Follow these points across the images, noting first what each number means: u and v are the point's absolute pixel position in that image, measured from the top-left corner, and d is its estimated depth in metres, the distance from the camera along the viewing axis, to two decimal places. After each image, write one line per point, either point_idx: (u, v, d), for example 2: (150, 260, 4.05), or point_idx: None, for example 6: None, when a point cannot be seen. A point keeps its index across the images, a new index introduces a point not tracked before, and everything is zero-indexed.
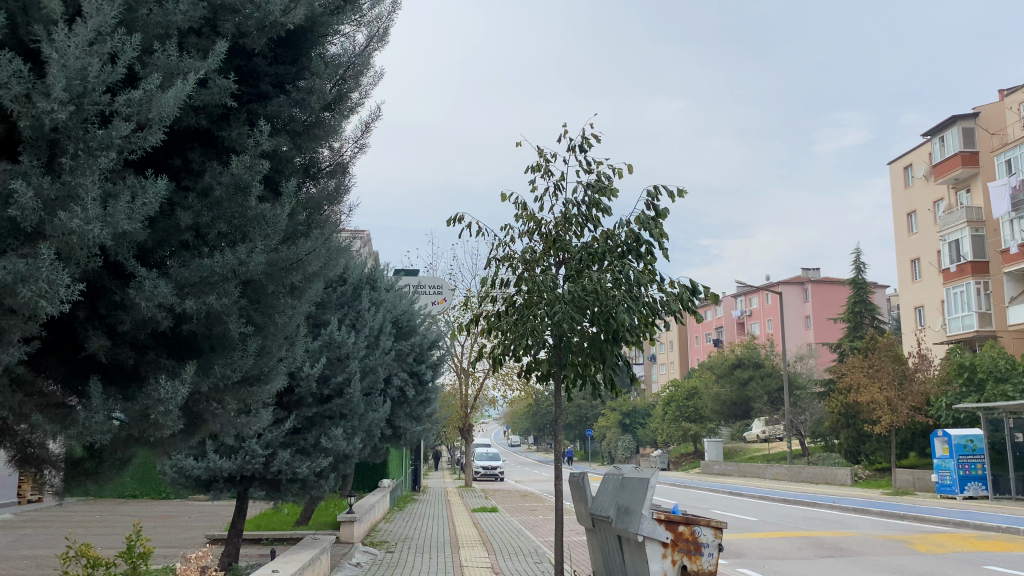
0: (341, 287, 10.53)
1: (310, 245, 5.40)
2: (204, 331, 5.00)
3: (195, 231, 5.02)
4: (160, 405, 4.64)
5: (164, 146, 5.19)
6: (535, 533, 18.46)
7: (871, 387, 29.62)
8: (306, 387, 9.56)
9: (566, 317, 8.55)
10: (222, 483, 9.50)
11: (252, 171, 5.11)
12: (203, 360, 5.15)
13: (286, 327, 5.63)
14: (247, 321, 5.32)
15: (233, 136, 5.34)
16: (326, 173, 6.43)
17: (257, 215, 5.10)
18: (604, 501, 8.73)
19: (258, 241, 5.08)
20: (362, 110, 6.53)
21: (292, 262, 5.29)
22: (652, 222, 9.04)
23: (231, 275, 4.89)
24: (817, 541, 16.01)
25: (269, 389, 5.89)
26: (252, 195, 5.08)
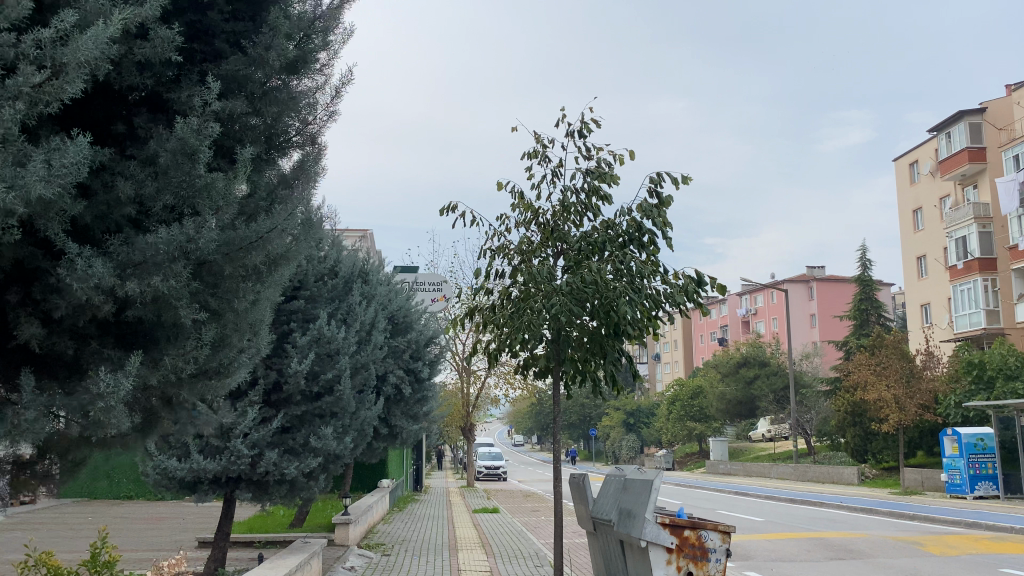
0: (331, 279, 10.04)
1: (271, 221, 4.99)
2: (153, 317, 4.64)
3: (139, 206, 4.68)
4: (101, 401, 4.31)
5: (104, 111, 4.88)
6: (536, 534, 18.05)
7: (879, 384, 29.16)
8: (293, 384, 9.12)
9: (565, 310, 8.17)
10: (207, 486, 9.10)
11: (200, 135, 4.74)
12: (154, 351, 4.82)
13: (245, 314, 5.32)
14: (202, 307, 4.96)
15: (182, 98, 4.95)
16: (295, 144, 5.88)
17: (206, 184, 4.71)
18: (605, 504, 8.32)
19: (206, 214, 4.69)
20: (343, 79, 6.06)
21: (253, 240, 4.91)
22: (655, 210, 8.63)
23: (179, 255, 4.53)
24: (826, 543, 15.56)
25: (230, 381, 5.59)
26: (199, 163, 4.69)
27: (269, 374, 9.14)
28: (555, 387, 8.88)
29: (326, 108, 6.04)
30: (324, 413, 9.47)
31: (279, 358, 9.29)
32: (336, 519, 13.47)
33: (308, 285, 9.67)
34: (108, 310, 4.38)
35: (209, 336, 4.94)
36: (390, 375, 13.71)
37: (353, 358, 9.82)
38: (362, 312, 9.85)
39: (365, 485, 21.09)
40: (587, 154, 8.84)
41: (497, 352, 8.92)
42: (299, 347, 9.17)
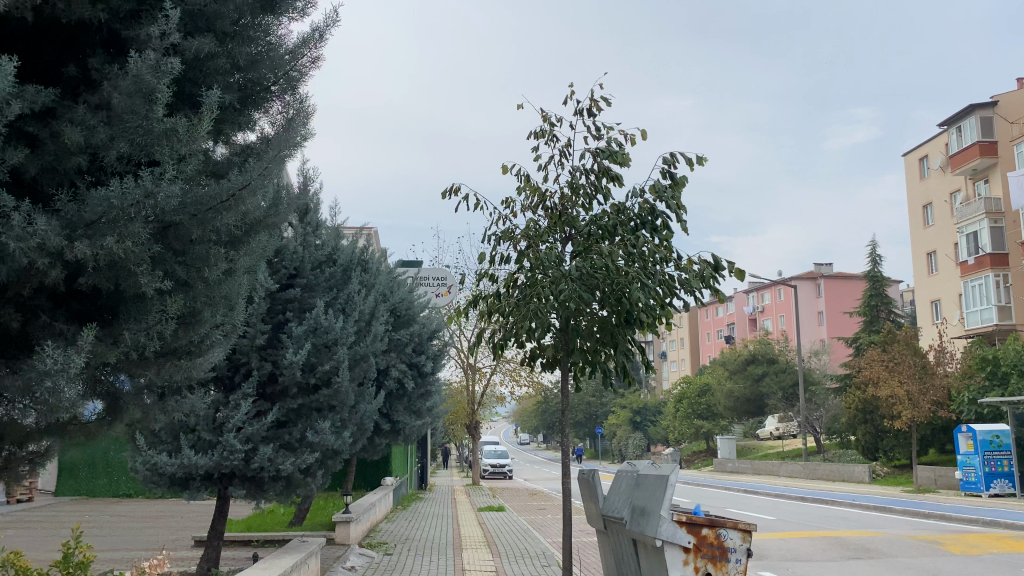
0: (330, 267, 9.52)
1: (244, 178, 4.65)
2: (109, 284, 4.27)
3: (92, 156, 4.30)
4: (46, 379, 3.93)
5: (52, 55, 4.53)
6: (543, 533, 17.63)
7: (891, 380, 28.65)
8: (289, 376, 8.68)
9: (575, 297, 7.74)
10: (200, 483, 8.73)
11: (160, 71, 4.22)
12: (111, 326, 4.52)
13: (217, 286, 4.95)
14: (168, 274, 4.58)
15: (140, 35, 4.48)
16: (273, 94, 5.45)
17: (166, 129, 4.24)
18: (617, 501, 7.91)
19: (165, 164, 4.22)
20: (328, 22, 5.58)
21: (221, 200, 4.56)
22: (669, 192, 8.19)
23: (136, 212, 4.10)
24: (842, 542, 15.09)
25: (202, 363, 5.26)
26: (158, 104, 4.19)
27: (263, 365, 8.72)
28: (564, 379, 8.46)
29: (310, 55, 5.58)
30: (321, 407, 9.03)
31: (273, 349, 8.88)
32: (337, 517, 13.08)
33: (304, 272, 9.19)
34: (55, 274, 4.02)
35: (175, 308, 4.57)
36: (393, 369, 13.29)
37: (351, 349, 9.36)
38: (362, 301, 9.37)
39: (369, 482, 20.70)
40: (597, 134, 8.40)
41: (502, 342, 8.50)
42: (294, 338, 8.73)
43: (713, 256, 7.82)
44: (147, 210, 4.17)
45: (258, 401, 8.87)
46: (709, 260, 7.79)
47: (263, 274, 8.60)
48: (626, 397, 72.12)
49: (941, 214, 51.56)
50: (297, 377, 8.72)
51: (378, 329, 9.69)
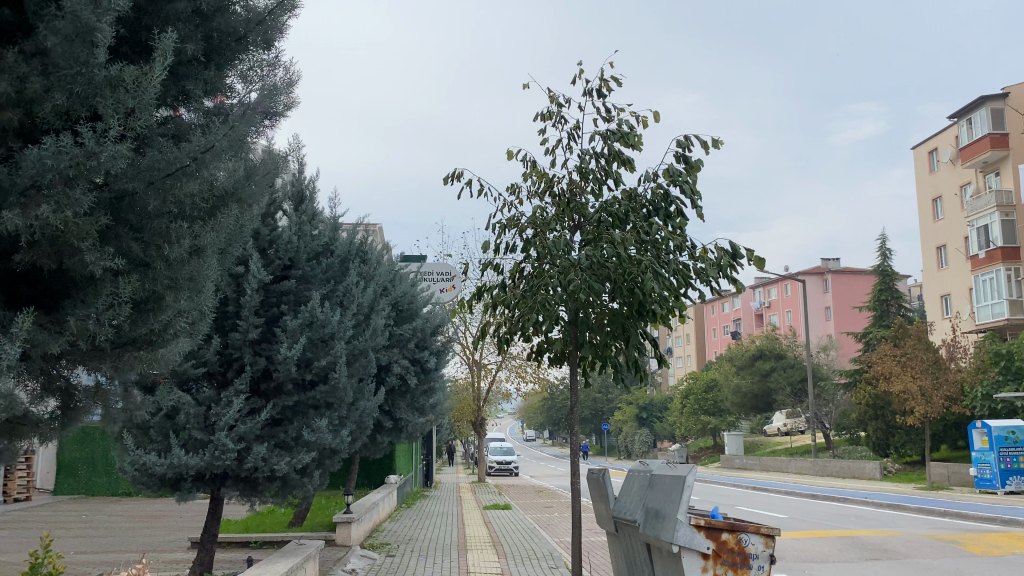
0: (327, 258, 9.08)
1: (203, 140, 4.45)
2: (53, 259, 4.07)
3: (29, 114, 4.17)
4: None
5: None
6: (549, 532, 17.21)
7: (903, 375, 28.14)
8: (283, 372, 8.27)
9: (583, 288, 7.30)
10: (192, 484, 8.34)
11: (101, 12, 3.98)
12: (61, 308, 4.29)
13: (182, 268, 4.61)
14: (123, 252, 4.33)
15: None
16: (242, 43, 5.20)
17: (108, 79, 4.07)
18: (629, 503, 7.48)
19: (108, 117, 4.02)
20: None
21: (171, 166, 4.32)
22: (683, 176, 7.74)
23: (77, 175, 3.96)
24: (858, 542, 14.61)
25: (166, 355, 4.75)
26: (99, 46, 4.00)
27: (257, 360, 8.32)
28: (573, 374, 8.02)
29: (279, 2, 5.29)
30: (318, 403, 8.62)
31: (268, 343, 8.47)
32: (337, 517, 12.69)
33: (300, 263, 8.74)
34: None
35: (128, 291, 4.28)
36: (394, 366, 12.87)
37: (349, 344, 8.93)
38: (361, 293, 8.94)
39: (372, 481, 20.29)
40: (607, 116, 7.96)
41: (508, 335, 8.07)
42: (289, 332, 8.30)
43: (731, 243, 7.34)
44: (91, 172, 4.00)
45: (252, 397, 8.48)
46: (726, 248, 7.32)
47: (254, 264, 8.19)
48: (632, 394, 71.62)
49: (951, 208, 50.91)
50: (291, 373, 8.31)
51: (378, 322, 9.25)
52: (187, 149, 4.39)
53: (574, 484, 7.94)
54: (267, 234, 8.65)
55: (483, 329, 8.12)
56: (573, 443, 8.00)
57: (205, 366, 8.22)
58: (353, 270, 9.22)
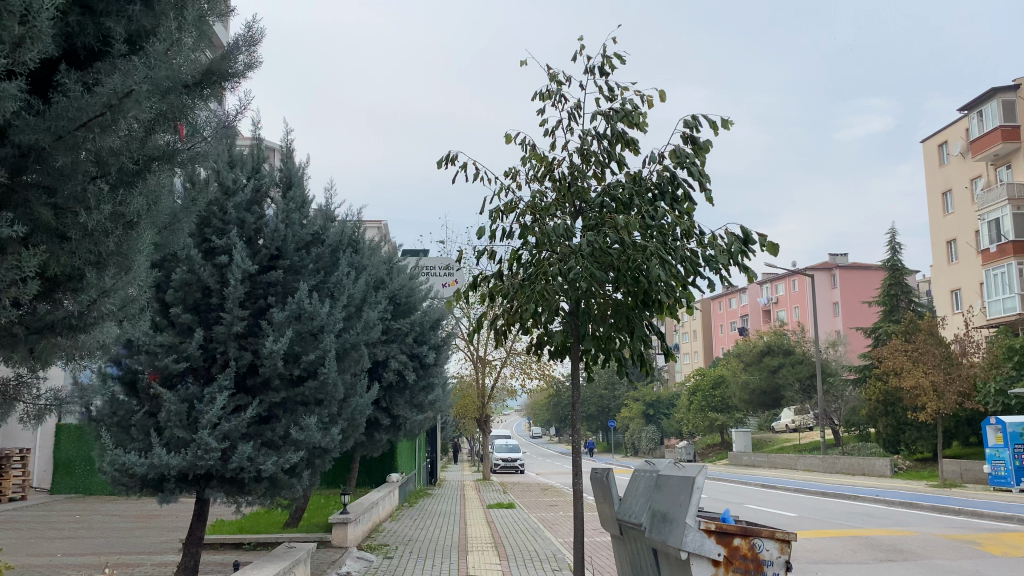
0: (317, 248, 8.66)
1: (120, 83, 3.96)
2: None
3: None
4: None
5: None
6: (554, 532, 16.77)
7: (915, 370, 27.58)
8: (270, 368, 7.86)
9: (585, 276, 6.82)
10: (175, 486, 7.91)
11: None
12: None
13: (104, 239, 4.18)
14: (29, 218, 3.98)
15: None
16: None
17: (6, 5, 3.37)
18: (634, 505, 7.04)
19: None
20: None
21: (75, 118, 3.92)
22: (689, 158, 7.31)
23: None
24: (872, 542, 14.14)
25: (92, 338, 4.41)
26: None
27: (242, 355, 7.90)
28: (575, 369, 7.56)
29: None
30: (307, 399, 8.22)
31: (254, 337, 8.07)
32: (333, 517, 12.26)
33: (287, 253, 8.30)
34: None
35: (32, 264, 3.80)
36: (392, 361, 12.44)
37: (339, 338, 8.52)
38: (353, 285, 8.49)
39: (373, 479, 19.87)
40: (610, 95, 7.51)
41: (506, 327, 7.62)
42: (276, 324, 7.87)
43: (742, 229, 6.89)
44: None
45: (237, 393, 8.06)
46: (737, 233, 6.85)
47: (237, 253, 7.77)
48: (638, 390, 71.12)
49: (962, 201, 50.22)
50: (280, 370, 7.90)
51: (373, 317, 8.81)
52: (99, 95, 3.94)
53: (575, 484, 7.50)
54: (253, 222, 8.17)
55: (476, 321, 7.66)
56: (576, 440, 7.55)
57: (187, 362, 7.79)
58: (343, 261, 8.78)
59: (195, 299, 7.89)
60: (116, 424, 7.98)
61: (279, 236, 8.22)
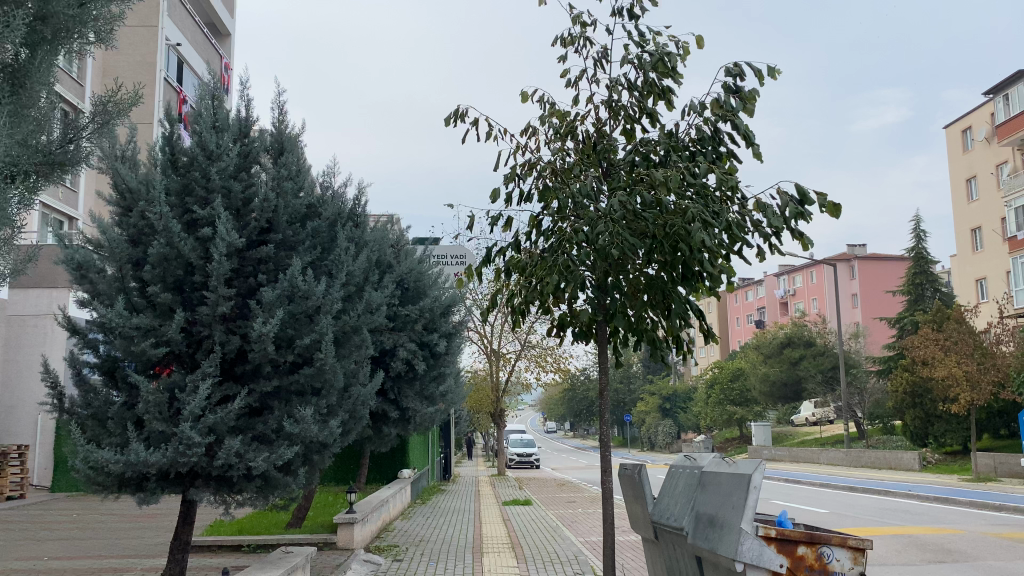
0: (313, 221, 7.81)
1: None
2: None
3: None
4: None
5: None
6: (574, 530, 15.92)
7: (948, 359, 26.49)
8: (259, 353, 7.01)
9: (614, 241, 5.89)
10: (158, 485, 7.09)
11: None
12: None
13: None
14: None
15: None
16: None
17: None
18: (675, 507, 6.16)
19: None
20: None
21: None
22: (731, 108, 6.40)
23: None
24: (917, 541, 13.19)
25: None
26: None
27: (229, 339, 7.07)
28: (603, 354, 6.66)
29: None
30: (302, 388, 7.38)
31: (243, 319, 7.23)
32: (339, 517, 11.44)
33: (278, 227, 7.45)
34: None
35: None
36: (400, 349, 11.63)
37: (338, 322, 7.66)
38: (353, 263, 7.63)
39: (385, 475, 19.09)
40: (641, 40, 6.62)
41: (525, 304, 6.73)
42: (265, 305, 7.01)
43: (796, 188, 5.98)
44: None
45: (225, 382, 7.22)
46: (792, 192, 5.94)
47: (221, 225, 6.93)
48: (655, 384, 70.06)
49: (988, 187, 48.85)
50: (270, 354, 7.05)
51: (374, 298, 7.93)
52: None
53: (604, 481, 6.62)
54: (240, 191, 7.29)
55: (490, 299, 6.78)
56: (604, 433, 6.66)
57: (167, 346, 6.95)
58: (342, 234, 7.93)
59: (176, 277, 7.06)
60: (92, 416, 7.19)
61: (268, 207, 7.36)
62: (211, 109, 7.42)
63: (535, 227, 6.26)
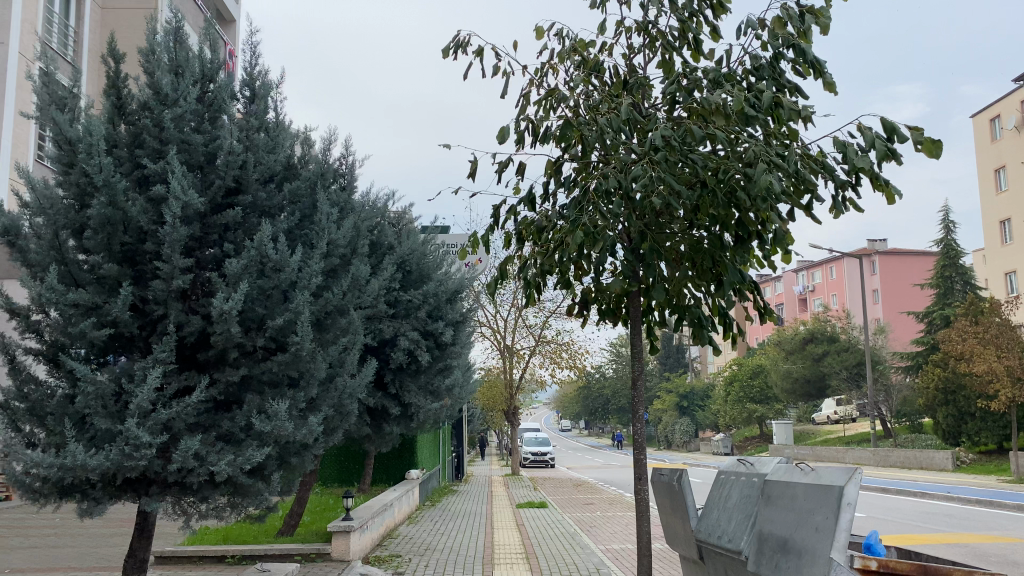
0: (291, 184, 6.67)
1: None
2: None
3: None
4: None
5: None
6: (594, 536, 14.75)
7: (986, 353, 25.06)
8: (223, 336, 5.85)
9: (654, 186, 4.65)
10: (104, 493, 5.95)
11: None
12: None
13: None
14: None
15: None
16: None
17: None
18: (730, 527, 4.93)
19: None
20: None
21: None
22: (797, 29, 5.20)
23: None
24: (977, 550, 11.92)
25: None
26: None
27: (188, 320, 5.94)
28: (636, 338, 5.41)
29: None
30: (277, 377, 6.22)
31: (207, 297, 6.11)
32: (333, 525, 10.27)
33: (247, 186, 6.34)
34: None
35: None
36: (402, 338, 10.42)
37: (319, 300, 6.49)
38: (337, 231, 6.45)
39: (391, 476, 17.95)
40: None
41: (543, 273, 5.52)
42: (229, 277, 5.85)
43: (882, 122, 4.77)
44: None
45: (184, 371, 6.08)
46: (877, 127, 4.73)
47: (176, 181, 5.77)
48: (672, 381, 68.55)
49: (1019, 178, 47.02)
50: (237, 337, 5.89)
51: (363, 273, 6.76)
52: None
53: (639, 488, 5.43)
54: (202, 144, 6.14)
55: (497, 268, 5.54)
56: (639, 431, 5.45)
57: (112, 328, 5.82)
58: (326, 196, 6.77)
59: (124, 244, 5.91)
60: (28, 411, 6.01)
61: (235, 163, 6.20)
62: (169, 47, 6.24)
63: (554, 174, 4.99)
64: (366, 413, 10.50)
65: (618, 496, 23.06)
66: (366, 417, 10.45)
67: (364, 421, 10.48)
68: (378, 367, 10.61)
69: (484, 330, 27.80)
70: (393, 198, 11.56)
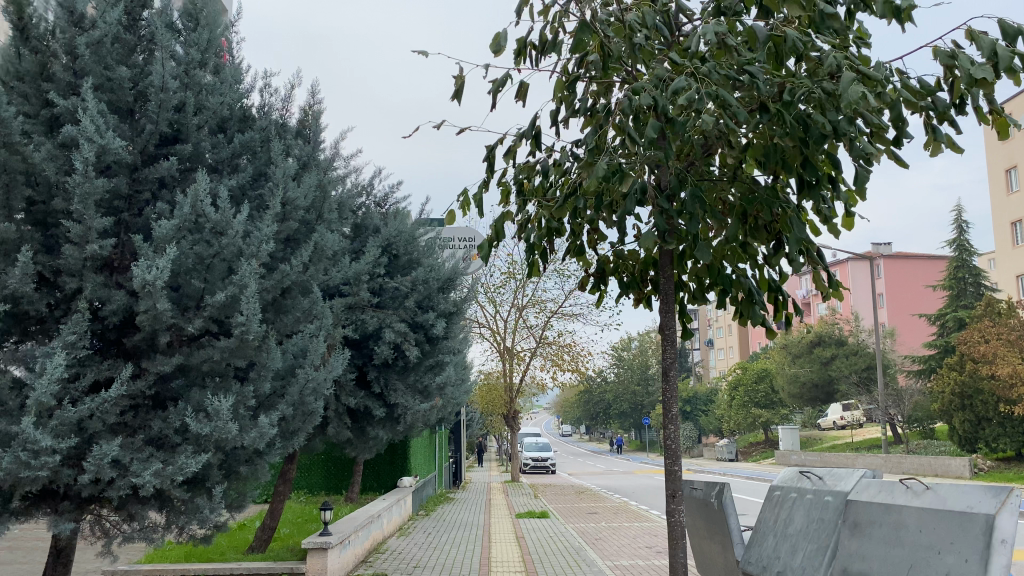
0: (241, 135, 5.54)
1: None
2: None
3: None
4: None
5: None
6: (600, 551, 13.56)
7: (1011, 356, 23.85)
8: (149, 314, 4.67)
9: (704, 102, 3.44)
10: (3, 511, 4.74)
11: None
12: None
13: None
14: None
15: None
16: None
17: None
18: (796, 562, 3.75)
19: None
20: None
21: None
22: None
23: None
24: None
25: None
26: None
27: (110, 295, 4.78)
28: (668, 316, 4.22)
29: None
30: (224, 366, 5.06)
31: (134, 268, 4.95)
32: (308, 541, 9.06)
33: (187, 133, 5.20)
34: None
35: None
36: (386, 330, 9.23)
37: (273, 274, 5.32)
38: (296, 188, 5.28)
39: (382, 484, 16.81)
40: None
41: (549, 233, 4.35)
42: (156, 243, 4.68)
43: (1000, 25, 3.60)
44: None
45: (106, 360, 4.93)
46: (996, 30, 3.56)
47: (89, 120, 4.61)
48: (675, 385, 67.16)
49: None
50: (168, 316, 4.73)
51: (329, 242, 5.63)
52: None
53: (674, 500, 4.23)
54: (128, 82, 4.99)
55: (491, 227, 4.36)
56: (672, 429, 4.25)
57: (11, 304, 4.65)
58: (281, 150, 5.62)
59: (27, 199, 4.74)
60: None
61: (171, 104, 5.05)
62: None
63: (566, 96, 3.80)
64: (346, 414, 9.40)
65: (624, 505, 21.89)
66: (346, 419, 9.36)
67: (343, 423, 9.40)
68: (361, 363, 9.46)
69: (481, 331, 26.56)
70: (381, 177, 10.41)
